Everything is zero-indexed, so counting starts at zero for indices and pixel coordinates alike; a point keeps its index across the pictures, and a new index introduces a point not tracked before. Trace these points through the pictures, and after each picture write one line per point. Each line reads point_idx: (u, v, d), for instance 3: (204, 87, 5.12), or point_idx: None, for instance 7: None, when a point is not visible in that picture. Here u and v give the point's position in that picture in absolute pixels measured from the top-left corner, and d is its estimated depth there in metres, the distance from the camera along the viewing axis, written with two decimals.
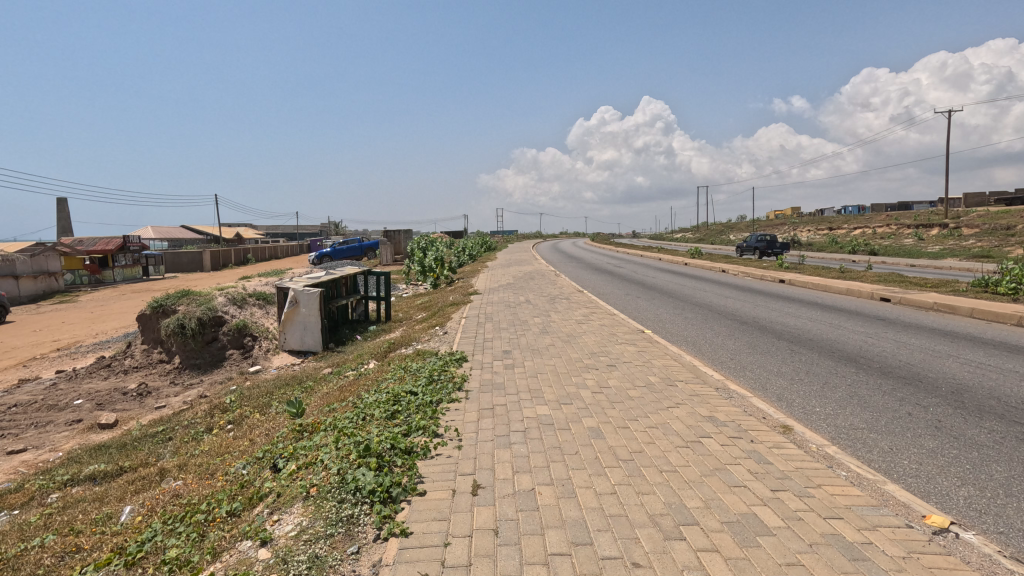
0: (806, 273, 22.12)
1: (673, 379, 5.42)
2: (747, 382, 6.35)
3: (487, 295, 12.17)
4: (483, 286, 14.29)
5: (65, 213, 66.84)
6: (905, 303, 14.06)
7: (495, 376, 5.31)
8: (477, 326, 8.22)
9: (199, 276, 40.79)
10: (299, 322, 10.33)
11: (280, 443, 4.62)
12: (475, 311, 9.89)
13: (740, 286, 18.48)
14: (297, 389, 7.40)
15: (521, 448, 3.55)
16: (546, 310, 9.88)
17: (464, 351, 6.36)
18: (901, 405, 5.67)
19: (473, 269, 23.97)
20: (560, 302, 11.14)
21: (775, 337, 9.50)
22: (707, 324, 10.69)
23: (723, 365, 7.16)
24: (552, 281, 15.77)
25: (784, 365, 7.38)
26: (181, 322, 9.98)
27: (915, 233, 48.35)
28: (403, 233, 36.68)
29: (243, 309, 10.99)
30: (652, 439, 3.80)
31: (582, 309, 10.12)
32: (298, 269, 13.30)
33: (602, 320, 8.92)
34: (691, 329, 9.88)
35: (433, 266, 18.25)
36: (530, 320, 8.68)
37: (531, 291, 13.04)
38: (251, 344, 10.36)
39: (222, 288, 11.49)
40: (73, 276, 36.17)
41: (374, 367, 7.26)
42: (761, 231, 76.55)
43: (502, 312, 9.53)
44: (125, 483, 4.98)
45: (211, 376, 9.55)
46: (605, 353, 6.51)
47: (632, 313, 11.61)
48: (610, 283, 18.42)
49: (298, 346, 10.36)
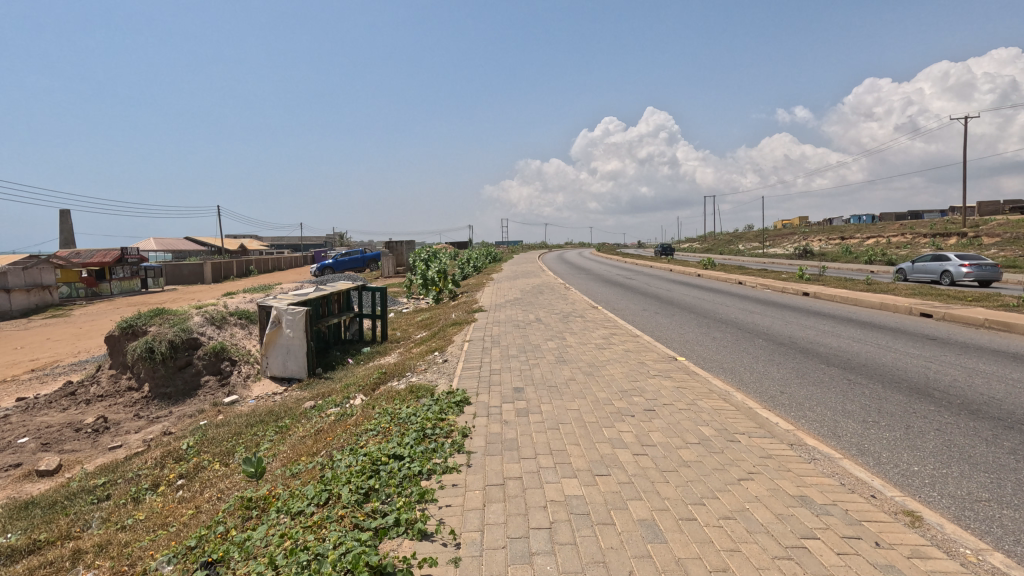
0: (831, 285, 20.87)
1: (731, 429, 4.24)
2: (813, 428, 5.14)
3: (493, 312, 11.02)
4: (489, 302, 13.15)
5: (68, 225, 66.52)
6: (951, 320, 12.79)
7: (504, 428, 4.17)
8: (482, 353, 7.07)
9: (198, 289, 39.96)
10: (282, 345, 9.24)
11: (219, 526, 3.47)
12: (480, 332, 8.74)
13: (763, 300, 17.26)
14: (271, 431, 6.26)
15: (548, 567, 2.39)
16: (560, 331, 8.72)
17: (466, 390, 5.20)
18: (1019, 460, 4.43)
19: (477, 282, 22.87)
20: (574, 321, 9.98)
21: (823, 362, 8.28)
22: (741, 346, 9.49)
23: (776, 403, 5.97)
24: (563, 296, 14.63)
25: (847, 401, 6.17)
26: (150, 346, 8.86)
27: (933, 243, 46.94)
28: (406, 243, 35.66)
29: (223, 329, 9.91)
30: (733, 540, 2.63)
31: (601, 330, 8.96)
32: (287, 284, 12.21)
33: (626, 345, 7.74)
34: (724, 353, 8.70)
35: (436, 279, 17.17)
36: (543, 345, 7.53)
37: (541, 307, 11.88)
38: (229, 369, 9.26)
39: (201, 305, 10.42)
40: (70, 289, 35.42)
41: (360, 405, 6.12)
42: (771, 241, 75.30)
43: (511, 334, 8.38)
44: (26, 571, 3.84)
45: (181, 408, 8.44)
46: (638, 390, 5.36)
47: (655, 334, 10.44)
48: (624, 297, 17.23)
49: (282, 372, 9.25)
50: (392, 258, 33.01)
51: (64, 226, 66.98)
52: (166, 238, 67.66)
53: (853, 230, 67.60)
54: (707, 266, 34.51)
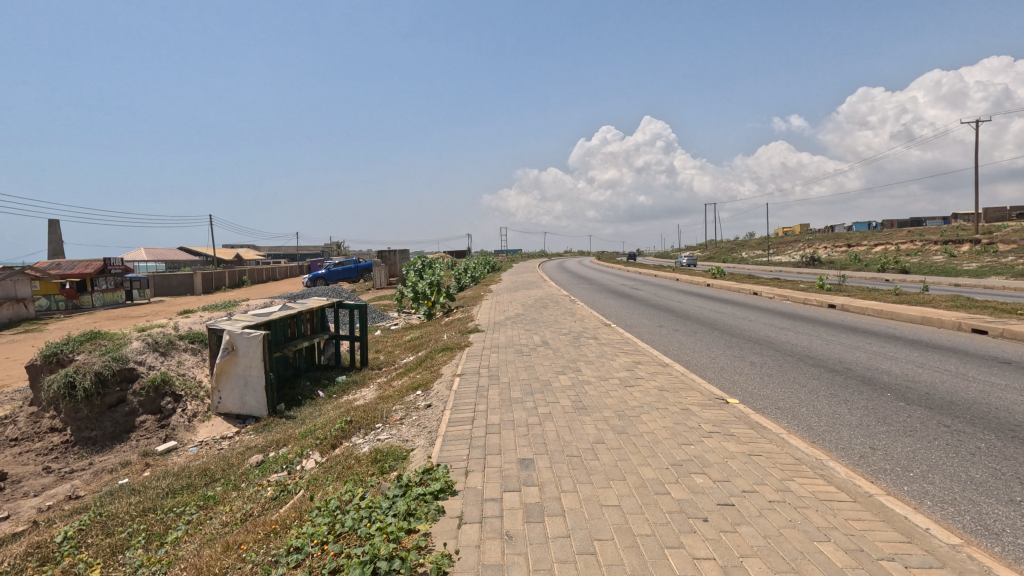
0: (857, 296, 19.30)
1: (871, 553, 2.64)
2: (957, 520, 3.50)
3: (490, 334, 9.41)
4: (485, 320, 11.52)
5: (57, 234, 65.06)
6: (1012, 337, 11.19)
7: (506, 557, 2.54)
8: (476, 395, 5.45)
9: (183, 301, 38.35)
10: (235, 377, 7.59)
11: None
12: (475, 361, 7.14)
13: (788, 314, 15.65)
14: (191, 508, 4.63)
15: None
16: (573, 361, 7.11)
17: (451, 468, 3.59)
18: None
19: (475, 294, 21.29)
20: (587, 345, 8.37)
21: (899, 399, 6.67)
22: (789, 376, 7.87)
23: (876, 472, 4.32)
24: (569, 311, 13.04)
25: (968, 465, 4.54)
26: (71, 381, 7.21)
27: (945, 250, 45.48)
28: (402, 253, 34.23)
29: (168, 357, 8.28)
30: None
31: (621, 358, 7.34)
32: (253, 301, 10.57)
33: (657, 381, 6.14)
34: (773, 389, 7.08)
35: (428, 291, 15.60)
36: (554, 383, 5.90)
37: (546, 326, 10.28)
38: (170, 407, 7.64)
39: (145, 328, 8.80)
40: (49, 302, 33.77)
41: (307, 476, 4.48)
42: (775, 250, 73.96)
43: (512, 366, 6.76)
44: None
45: (105, 458, 6.82)
46: (695, 462, 3.76)
47: (683, 360, 8.82)
48: (636, 311, 15.63)
49: (238, 410, 7.58)
50: (385, 268, 31.47)
51: (53, 237, 65.54)
52: (158, 248, 66.09)
53: (859, 237, 66.20)
54: (715, 274, 32.87)
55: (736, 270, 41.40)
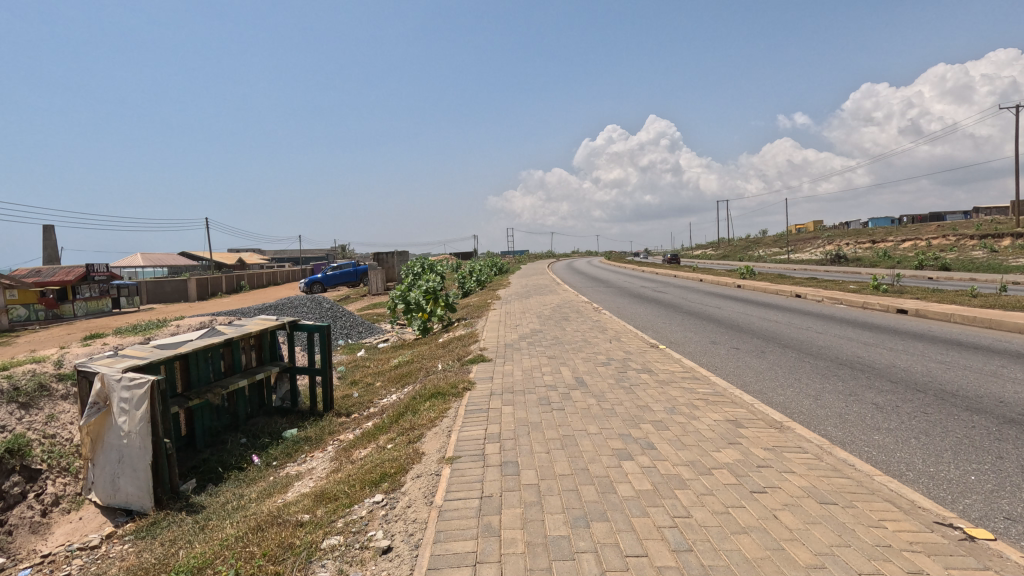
0: (926, 299, 16.53)
1: None
2: None
3: (500, 366, 6.76)
4: (493, 341, 8.87)
5: (50, 239, 63.00)
6: None
7: None
8: (479, 530, 2.78)
9: (173, 310, 35.89)
10: (112, 448, 5.00)
11: None
12: (479, 425, 4.47)
13: (861, 323, 12.85)
14: None
15: None
16: (635, 424, 4.44)
17: None
18: None
19: (482, 301, 18.66)
20: (643, 387, 5.67)
21: None
22: (959, 435, 5.12)
23: None
24: (599, 325, 10.39)
25: None
26: None
27: (984, 246, 42.30)
28: (401, 255, 31.68)
29: (32, 412, 5.65)
30: None
31: (707, 419, 4.63)
32: (185, 321, 7.91)
33: (798, 477, 3.45)
34: (962, 467, 4.34)
35: (424, 301, 13.04)
36: (620, 490, 3.21)
37: (575, 351, 7.65)
38: (17, 493, 5.02)
39: (12, 366, 6.18)
40: (28, 311, 31.30)
41: None
42: (792, 247, 70.93)
43: (539, 439, 4.08)
44: None
45: None
46: None
47: (779, 405, 6.11)
48: (677, 322, 12.91)
49: (116, 499, 5.00)
50: (384, 272, 28.96)
51: (48, 243, 63.56)
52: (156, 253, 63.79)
53: (885, 233, 62.69)
54: (744, 274, 30.07)
55: (766, 270, 37.66)
